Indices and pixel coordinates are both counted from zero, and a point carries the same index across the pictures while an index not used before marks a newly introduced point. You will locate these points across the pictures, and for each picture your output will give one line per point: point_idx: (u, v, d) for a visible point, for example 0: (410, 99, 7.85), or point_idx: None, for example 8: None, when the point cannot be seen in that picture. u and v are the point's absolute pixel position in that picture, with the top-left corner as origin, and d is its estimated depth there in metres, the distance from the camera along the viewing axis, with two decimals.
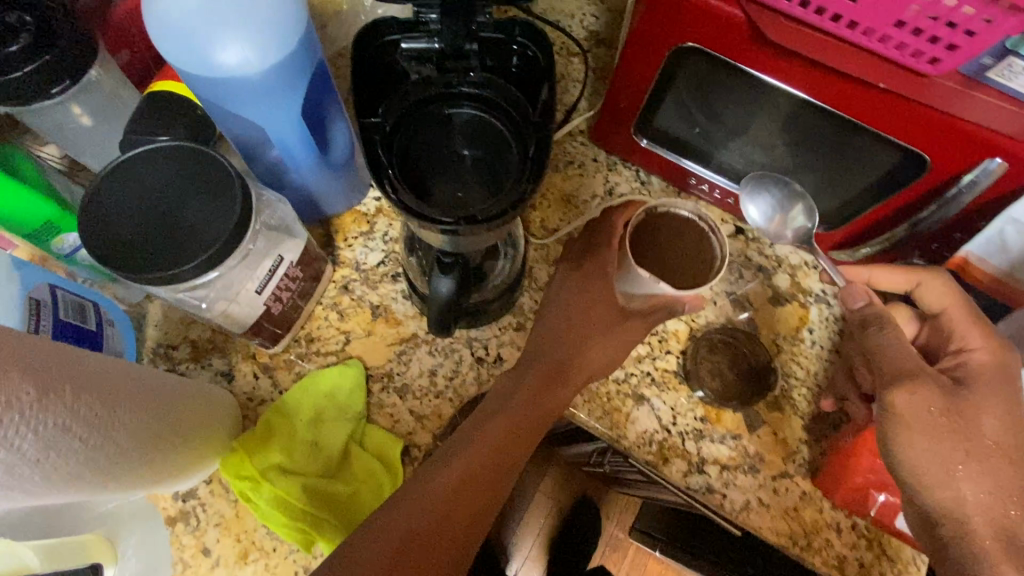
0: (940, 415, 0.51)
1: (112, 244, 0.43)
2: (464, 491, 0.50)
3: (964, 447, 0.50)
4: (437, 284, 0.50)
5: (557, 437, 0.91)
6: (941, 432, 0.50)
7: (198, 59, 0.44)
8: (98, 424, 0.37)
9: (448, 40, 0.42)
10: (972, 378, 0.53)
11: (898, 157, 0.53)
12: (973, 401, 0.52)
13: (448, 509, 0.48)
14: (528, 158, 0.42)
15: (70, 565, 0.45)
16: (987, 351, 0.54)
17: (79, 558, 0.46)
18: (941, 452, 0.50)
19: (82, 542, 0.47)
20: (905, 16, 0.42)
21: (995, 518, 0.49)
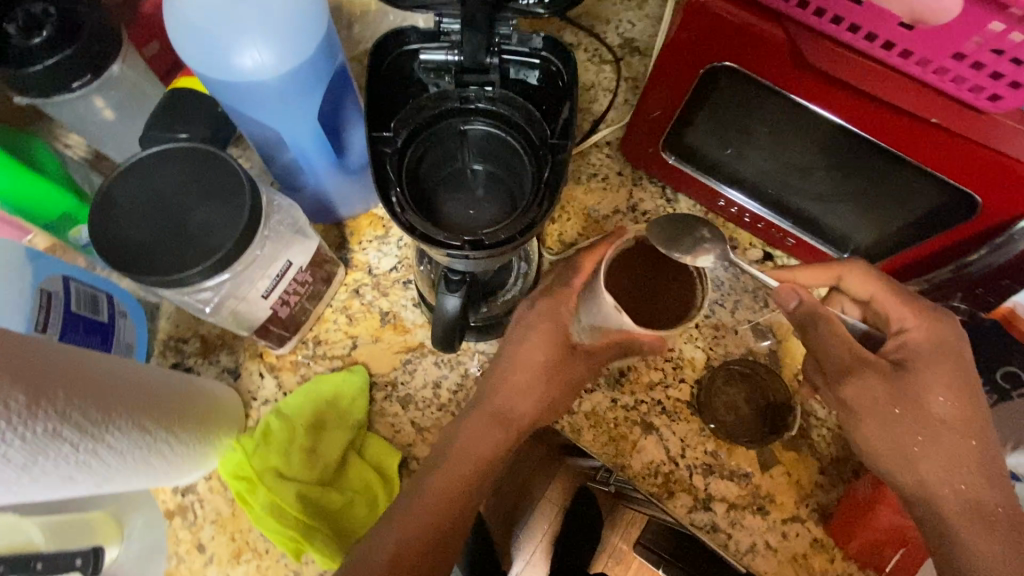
0: (895, 413, 0.45)
1: (121, 244, 0.42)
2: (450, 506, 0.48)
3: (919, 431, 0.45)
4: (444, 302, 0.48)
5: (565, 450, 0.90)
6: (894, 421, 0.45)
7: (213, 61, 0.43)
8: (92, 429, 0.36)
9: (469, 53, 0.41)
10: (914, 360, 0.46)
11: (946, 197, 0.49)
12: (917, 379, 0.45)
13: (431, 520, 0.47)
14: (542, 180, 0.40)
15: (77, 544, 0.49)
16: (919, 326, 0.47)
17: (87, 539, 0.50)
18: (897, 437, 0.46)
19: (91, 520, 0.51)
20: (966, 48, 0.38)
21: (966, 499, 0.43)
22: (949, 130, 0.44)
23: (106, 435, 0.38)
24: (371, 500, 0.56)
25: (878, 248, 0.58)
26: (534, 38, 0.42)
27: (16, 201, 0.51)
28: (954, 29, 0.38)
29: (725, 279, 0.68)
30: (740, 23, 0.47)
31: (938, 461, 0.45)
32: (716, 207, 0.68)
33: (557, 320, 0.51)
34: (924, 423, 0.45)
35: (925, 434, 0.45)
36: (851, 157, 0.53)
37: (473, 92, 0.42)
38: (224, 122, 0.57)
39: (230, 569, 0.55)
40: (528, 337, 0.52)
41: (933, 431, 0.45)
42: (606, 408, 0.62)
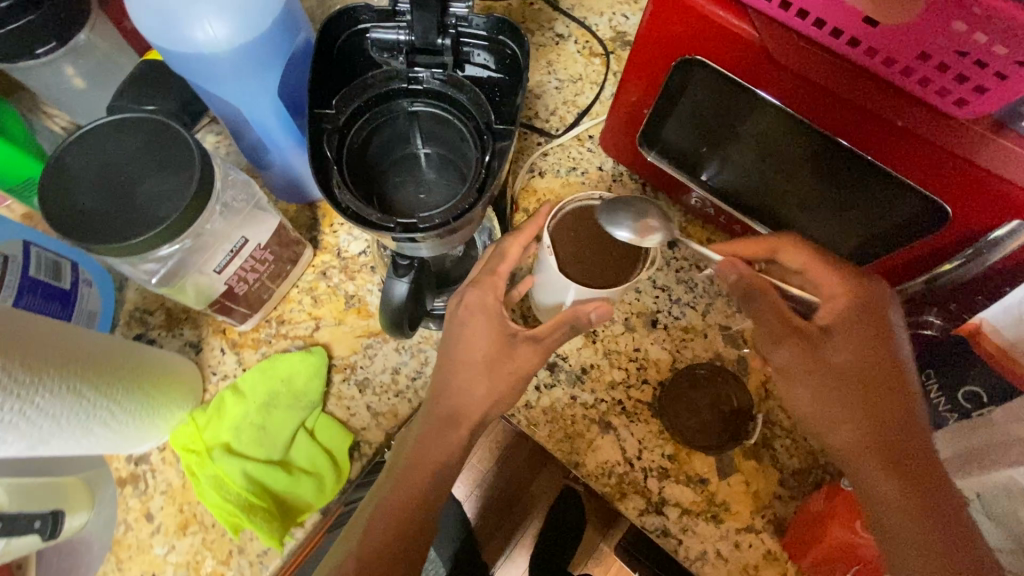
0: (826, 376, 0.45)
1: (69, 210, 0.43)
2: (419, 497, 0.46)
3: (848, 396, 0.44)
4: (392, 287, 0.48)
5: None
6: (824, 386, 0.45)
7: (169, 33, 0.43)
8: (19, 389, 0.37)
9: (419, 34, 0.40)
10: (838, 325, 0.45)
11: (918, 206, 0.47)
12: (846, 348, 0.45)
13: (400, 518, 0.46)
14: (482, 164, 0.40)
15: (43, 505, 0.52)
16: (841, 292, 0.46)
17: (55, 501, 0.53)
18: (821, 400, 0.45)
19: (61, 486, 0.54)
20: (931, 48, 0.37)
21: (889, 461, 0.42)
22: (916, 135, 0.42)
23: (35, 396, 0.38)
24: (318, 481, 0.56)
25: (855, 257, 0.56)
26: (488, 21, 0.42)
27: None
28: (919, 26, 0.36)
29: (699, 282, 0.66)
30: (707, 16, 0.46)
31: (857, 421, 0.44)
32: (695, 207, 0.67)
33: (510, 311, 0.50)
34: (845, 385, 0.44)
35: (847, 399, 0.44)
36: (825, 161, 0.51)
37: (423, 74, 0.42)
38: (195, 98, 0.57)
39: (175, 540, 0.55)
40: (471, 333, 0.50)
41: (852, 395, 0.44)
42: (564, 404, 0.62)
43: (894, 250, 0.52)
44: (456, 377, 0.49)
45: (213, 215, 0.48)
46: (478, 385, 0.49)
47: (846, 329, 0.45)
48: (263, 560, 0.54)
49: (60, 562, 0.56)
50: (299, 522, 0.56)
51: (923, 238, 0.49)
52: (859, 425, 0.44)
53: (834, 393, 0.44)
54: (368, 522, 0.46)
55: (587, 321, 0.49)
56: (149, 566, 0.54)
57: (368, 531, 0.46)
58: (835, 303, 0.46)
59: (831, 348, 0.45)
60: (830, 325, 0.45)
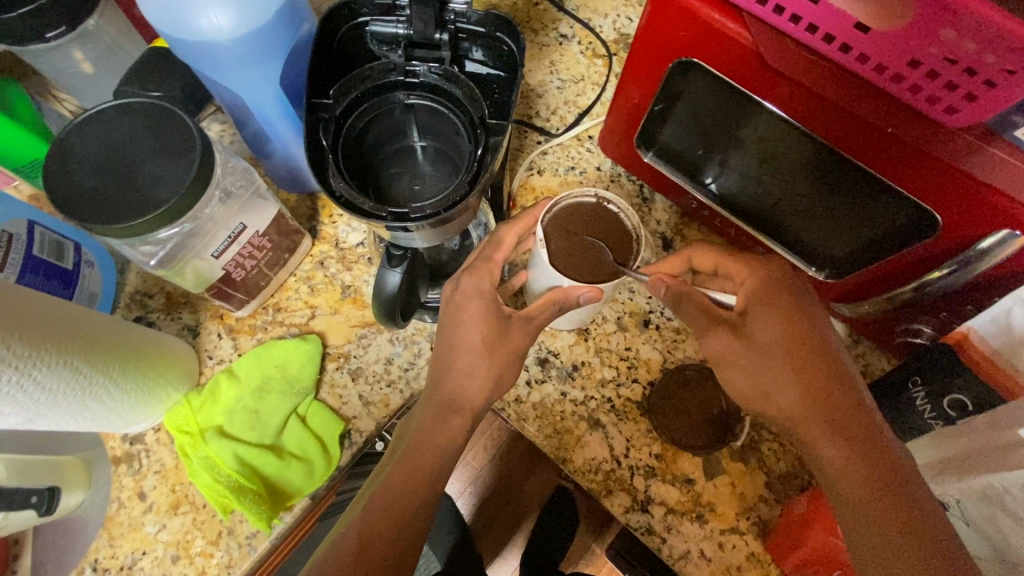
0: (756, 363, 0.48)
1: (71, 191, 0.44)
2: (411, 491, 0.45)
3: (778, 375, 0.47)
4: (385, 277, 0.49)
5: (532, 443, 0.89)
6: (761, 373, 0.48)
7: (175, 21, 0.44)
8: (16, 361, 0.38)
9: (417, 27, 0.41)
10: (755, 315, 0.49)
11: (910, 214, 0.48)
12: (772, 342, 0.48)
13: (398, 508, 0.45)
14: (476, 158, 0.41)
15: (40, 482, 0.53)
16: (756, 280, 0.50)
17: (53, 478, 0.54)
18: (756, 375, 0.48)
19: (61, 464, 0.56)
20: (921, 56, 0.37)
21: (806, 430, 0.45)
22: (907, 142, 0.42)
23: (32, 369, 0.39)
24: (308, 467, 0.57)
25: (848, 262, 0.56)
26: (487, 16, 0.42)
27: None
28: (909, 32, 0.37)
29: None
30: (703, 18, 0.46)
31: (793, 392, 0.46)
32: (691, 209, 0.67)
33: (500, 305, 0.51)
34: (771, 359, 0.47)
35: (784, 376, 0.47)
36: (819, 165, 0.51)
37: (421, 68, 0.42)
38: (200, 86, 0.58)
39: (166, 519, 0.56)
40: (460, 320, 0.50)
41: (781, 367, 0.47)
42: (554, 400, 0.62)
43: (886, 256, 0.52)
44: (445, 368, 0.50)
45: (212, 200, 0.49)
46: (466, 376, 0.49)
47: (763, 308, 0.49)
48: (251, 542, 0.55)
49: (56, 539, 0.56)
50: (288, 506, 0.56)
51: (910, 246, 0.49)
52: (796, 393, 0.46)
53: (768, 368, 0.47)
54: (361, 516, 0.45)
55: (575, 303, 0.51)
56: (140, 544, 0.55)
57: (361, 522, 0.45)
58: (749, 290, 0.50)
59: (755, 325, 0.49)
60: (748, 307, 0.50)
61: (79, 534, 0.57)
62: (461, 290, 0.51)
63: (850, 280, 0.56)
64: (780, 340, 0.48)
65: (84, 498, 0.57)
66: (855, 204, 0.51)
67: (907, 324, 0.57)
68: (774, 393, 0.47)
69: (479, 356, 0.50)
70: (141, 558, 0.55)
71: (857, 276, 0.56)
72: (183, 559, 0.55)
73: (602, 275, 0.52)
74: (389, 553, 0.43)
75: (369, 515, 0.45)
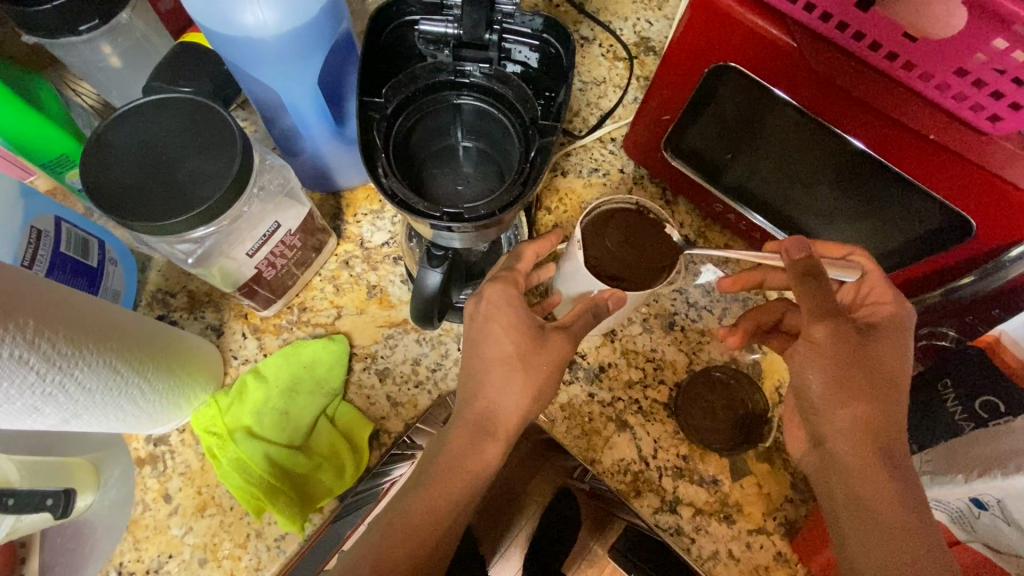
0: (813, 368, 0.44)
1: (110, 187, 0.43)
2: (460, 495, 0.44)
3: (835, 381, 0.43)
4: (425, 277, 0.49)
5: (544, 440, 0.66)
6: (818, 385, 0.44)
7: (219, 15, 0.43)
8: (60, 360, 0.37)
9: (468, 28, 0.41)
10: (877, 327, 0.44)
11: (940, 219, 0.49)
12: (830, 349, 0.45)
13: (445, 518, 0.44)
14: (528, 159, 0.42)
15: (52, 484, 0.52)
16: (892, 303, 0.46)
17: (62, 479, 0.53)
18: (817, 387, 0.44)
19: (68, 466, 0.54)
20: (969, 65, 0.38)
21: (847, 432, 0.43)
22: (949, 150, 0.43)
23: (74, 369, 0.39)
24: (337, 468, 0.56)
25: None
26: (535, 19, 0.42)
27: (16, 139, 0.52)
28: (960, 42, 0.38)
29: (714, 287, 0.67)
30: (746, 24, 0.46)
31: (847, 408, 0.43)
32: (713, 212, 0.67)
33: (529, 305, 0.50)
34: (881, 380, 0.43)
35: (843, 394, 0.43)
36: (852, 172, 0.51)
37: (470, 68, 0.43)
38: (229, 82, 0.57)
39: (192, 522, 0.55)
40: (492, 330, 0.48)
41: (873, 388, 0.43)
42: (582, 401, 0.62)
43: (923, 258, 0.52)
44: (473, 375, 0.47)
45: (250, 198, 0.48)
46: (500, 389, 0.46)
47: (890, 334, 0.44)
48: (281, 544, 0.55)
49: (63, 544, 0.55)
50: (318, 507, 0.56)
51: (942, 251, 0.50)
52: (858, 408, 0.43)
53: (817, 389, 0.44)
54: (403, 526, 0.44)
55: (605, 309, 0.49)
56: (166, 547, 0.55)
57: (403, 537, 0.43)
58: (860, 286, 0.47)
59: (877, 344, 0.44)
60: (879, 324, 0.45)
61: (89, 537, 0.56)
62: (485, 301, 0.48)
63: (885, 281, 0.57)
64: (895, 370, 0.44)
65: (93, 500, 0.56)
66: (885, 210, 0.52)
67: (930, 326, 0.57)
68: (842, 403, 0.43)
69: (514, 368, 0.46)
70: (167, 561, 0.54)
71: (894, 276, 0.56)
72: (211, 562, 0.54)
73: (637, 278, 0.52)
74: (439, 548, 0.43)
75: (410, 513, 0.44)
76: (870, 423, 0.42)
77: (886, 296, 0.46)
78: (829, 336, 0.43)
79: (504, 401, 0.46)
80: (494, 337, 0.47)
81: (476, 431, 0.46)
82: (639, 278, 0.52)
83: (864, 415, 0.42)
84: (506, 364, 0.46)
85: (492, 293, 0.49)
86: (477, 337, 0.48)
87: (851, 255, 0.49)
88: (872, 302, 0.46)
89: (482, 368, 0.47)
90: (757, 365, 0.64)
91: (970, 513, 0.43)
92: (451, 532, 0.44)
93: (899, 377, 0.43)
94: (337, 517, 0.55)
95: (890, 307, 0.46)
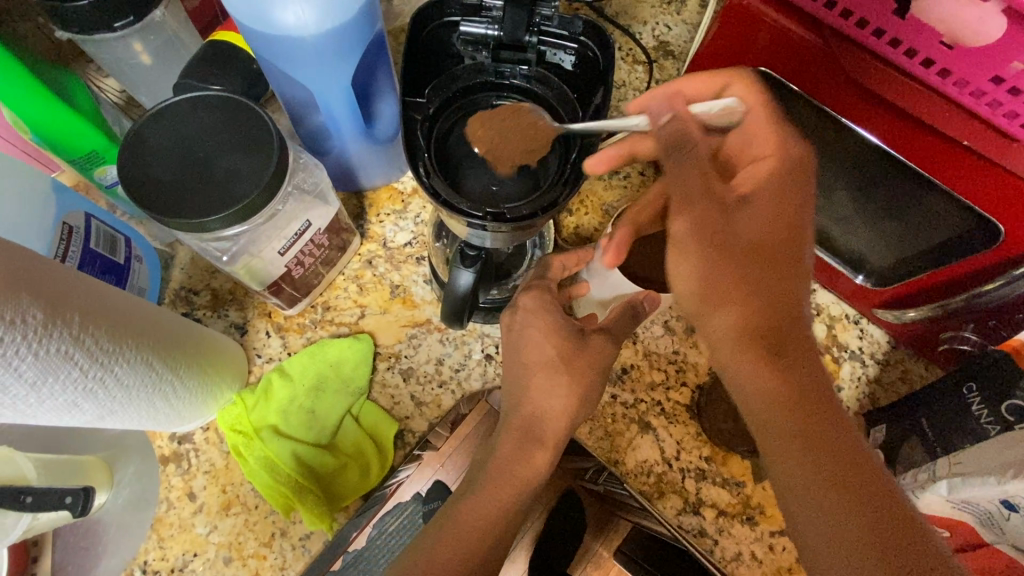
0: None
1: (148, 185, 0.43)
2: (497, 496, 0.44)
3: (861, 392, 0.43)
4: (457, 276, 0.49)
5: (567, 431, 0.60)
6: None
7: (259, 15, 0.44)
8: (102, 356, 0.37)
9: (510, 29, 0.41)
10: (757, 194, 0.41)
11: (967, 226, 0.49)
12: None
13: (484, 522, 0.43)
14: (568, 163, 0.42)
15: (69, 482, 0.52)
16: (770, 152, 0.42)
17: (78, 478, 0.53)
18: None
19: (82, 464, 0.54)
20: (1006, 73, 0.39)
21: None
22: (983, 157, 0.44)
23: (114, 365, 0.38)
24: (363, 468, 0.56)
25: (894, 272, 0.57)
26: (576, 22, 0.43)
27: (50, 135, 0.52)
28: (1000, 49, 0.38)
29: None
30: (779, 28, 0.46)
31: None
32: None
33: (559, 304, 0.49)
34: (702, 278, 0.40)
35: (725, 300, 0.40)
36: (881, 179, 0.52)
37: (509, 70, 0.44)
38: (259, 80, 0.57)
39: (217, 520, 0.55)
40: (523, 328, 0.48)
41: (738, 280, 0.39)
42: (605, 403, 0.63)
43: (942, 266, 0.52)
44: None
45: (284, 197, 0.49)
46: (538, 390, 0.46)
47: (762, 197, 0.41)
48: (306, 544, 0.55)
49: (76, 542, 0.55)
50: (344, 506, 0.56)
51: (968, 255, 0.50)
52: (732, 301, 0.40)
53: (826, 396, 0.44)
54: (435, 528, 0.43)
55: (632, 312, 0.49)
56: (191, 546, 0.54)
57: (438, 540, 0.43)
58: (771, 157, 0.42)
59: (743, 213, 0.41)
60: (750, 193, 0.41)
61: (102, 536, 0.55)
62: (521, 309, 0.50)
63: (901, 286, 0.57)
64: (753, 239, 0.40)
65: (108, 499, 0.56)
66: (910, 215, 0.53)
67: (951, 330, 0.58)
68: (717, 306, 0.40)
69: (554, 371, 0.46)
70: (192, 560, 0.54)
71: (908, 283, 0.56)
72: (236, 561, 0.54)
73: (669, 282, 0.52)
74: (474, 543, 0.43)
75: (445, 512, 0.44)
76: (750, 318, 0.39)
77: (764, 151, 0.43)
78: (688, 228, 0.41)
79: (540, 400, 0.47)
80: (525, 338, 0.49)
81: (520, 439, 0.46)
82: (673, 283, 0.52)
83: (740, 307, 0.39)
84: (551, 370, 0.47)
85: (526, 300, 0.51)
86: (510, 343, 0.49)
87: (725, 89, 0.46)
88: (753, 159, 0.43)
89: (523, 372, 0.48)
90: None
91: (1000, 516, 0.44)
92: (501, 540, 0.43)
93: (789, 242, 0.40)
94: (357, 515, 0.55)
95: (768, 159, 0.42)
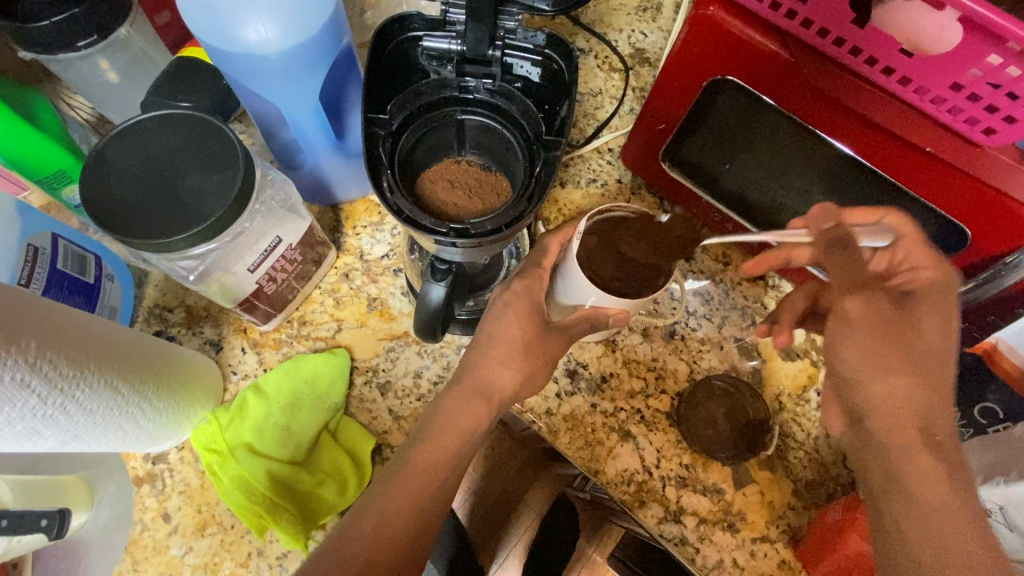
0: None
1: (110, 206, 0.43)
2: None
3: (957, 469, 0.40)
4: (428, 290, 0.48)
5: (566, 452, 0.61)
6: None
7: (221, 34, 0.44)
8: (62, 382, 0.37)
9: (472, 44, 0.42)
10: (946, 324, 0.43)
11: (936, 229, 0.49)
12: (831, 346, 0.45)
13: None
14: (533, 175, 0.42)
15: (45, 505, 0.52)
16: (934, 266, 0.44)
17: (56, 501, 0.53)
18: None
19: (61, 486, 0.54)
20: (963, 80, 0.39)
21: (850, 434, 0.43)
22: (946, 162, 0.44)
23: (75, 391, 0.38)
24: (340, 485, 0.56)
25: None
26: (538, 35, 0.43)
27: (14, 155, 0.51)
28: (958, 56, 0.38)
29: (714, 294, 0.68)
30: (741, 36, 0.46)
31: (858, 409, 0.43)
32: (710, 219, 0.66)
33: (534, 309, 0.49)
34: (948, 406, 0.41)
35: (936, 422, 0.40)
36: (848, 184, 0.51)
37: (473, 84, 0.44)
38: (228, 96, 0.57)
39: (193, 541, 0.55)
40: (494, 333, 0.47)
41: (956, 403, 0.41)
42: (584, 412, 0.62)
43: None
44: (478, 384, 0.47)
45: (251, 213, 0.48)
46: None
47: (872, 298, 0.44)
48: (283, 562, 0.54)
49: (57, 563, 0.55)
50: (321, 524, 0.55)
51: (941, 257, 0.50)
52: None
53: None
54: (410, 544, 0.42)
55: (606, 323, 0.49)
56: (166, 568, 0.54)
57: (417, 554, 0.42)
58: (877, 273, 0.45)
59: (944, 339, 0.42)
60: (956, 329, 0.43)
61: (82, 557, 0.55)
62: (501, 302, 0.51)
63: None
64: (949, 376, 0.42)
65: (86, 521, 0.55)
66: None
67: None
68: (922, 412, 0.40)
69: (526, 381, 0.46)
70: None
71: None
72: None
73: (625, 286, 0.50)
74: (423, 532, 0.43)
75: (429, 523, 0.43)
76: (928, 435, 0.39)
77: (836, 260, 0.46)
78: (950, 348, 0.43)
79: (500, 378, 0.48)
80: (499, 328, 0.48)
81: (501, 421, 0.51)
82: (622, 286, 0.50)
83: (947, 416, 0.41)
84: (517, 364, 0.48)
85: (517, 283, 0.49)
86: (482, 350, 0.49)
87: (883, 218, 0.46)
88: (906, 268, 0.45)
89: (489, 342, 0.48)
90: (757, 372, 0.65)
91: None
92: None
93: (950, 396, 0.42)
94: None
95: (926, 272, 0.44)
